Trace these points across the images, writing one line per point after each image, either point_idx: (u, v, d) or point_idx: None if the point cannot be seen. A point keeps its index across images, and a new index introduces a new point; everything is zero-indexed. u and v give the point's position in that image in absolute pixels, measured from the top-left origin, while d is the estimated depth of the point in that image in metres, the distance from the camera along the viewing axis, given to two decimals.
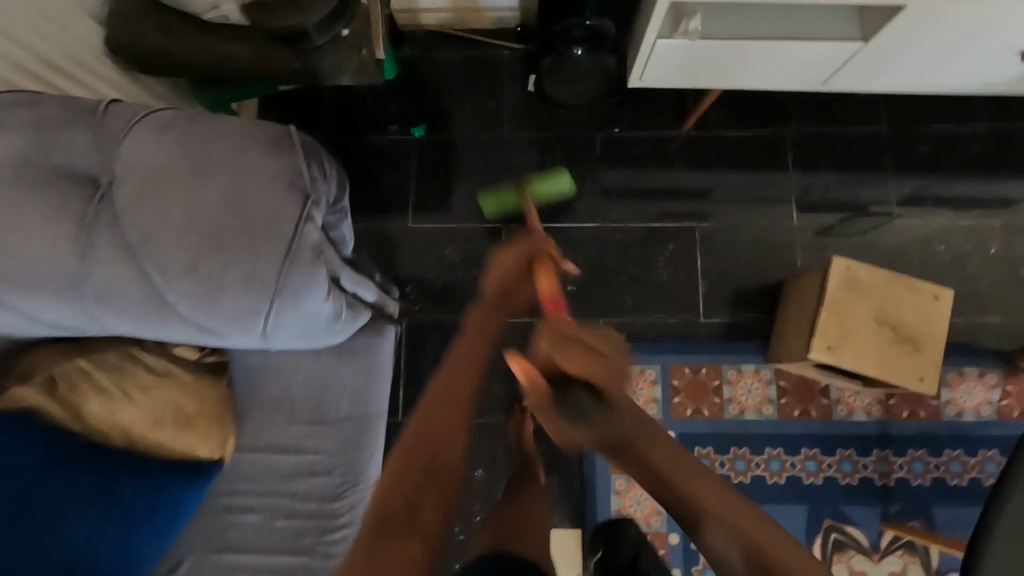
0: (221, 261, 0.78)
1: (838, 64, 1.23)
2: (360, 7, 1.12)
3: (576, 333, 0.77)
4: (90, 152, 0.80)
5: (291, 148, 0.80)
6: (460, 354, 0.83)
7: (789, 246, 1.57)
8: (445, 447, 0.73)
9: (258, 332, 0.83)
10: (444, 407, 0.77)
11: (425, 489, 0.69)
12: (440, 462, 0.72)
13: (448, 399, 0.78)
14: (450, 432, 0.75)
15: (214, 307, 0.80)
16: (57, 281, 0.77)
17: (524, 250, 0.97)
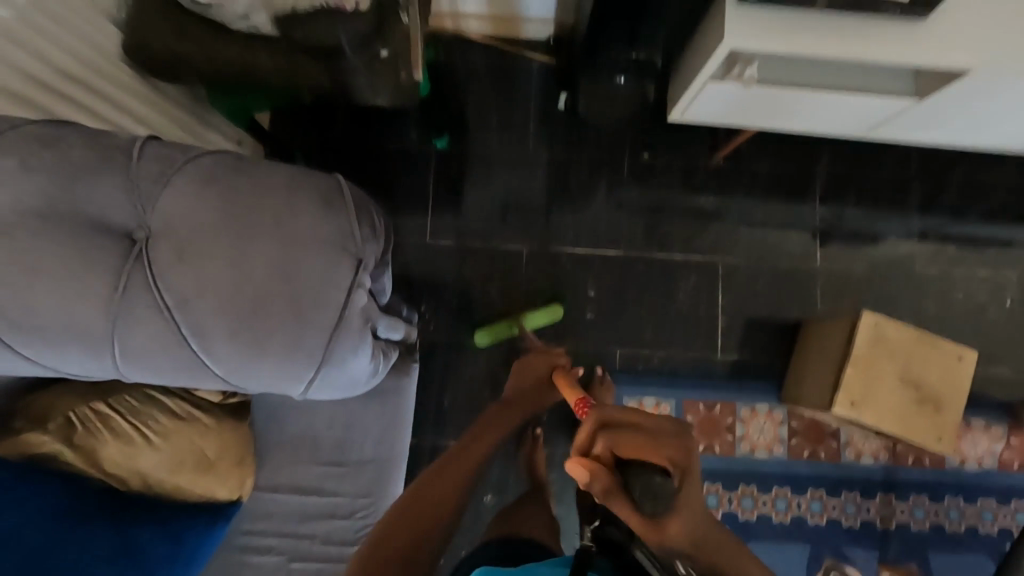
0: (267, 327, 0.75)
1: (887, 116, 1.20)
2: (400, 26, 1.04)
3: (629, 420, 0.78)
4: (122, 195, 0.75)
5: (344, 212, 0.78)
6: (494, 420, 1.07)
7: (811, 286, 1.57)
8: (426, 530, 0.83)
9: (297, 393, 0.82)
10: (428, 499, 0.87)
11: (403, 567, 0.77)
12: (419, 546, 0.80)
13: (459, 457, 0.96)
14: (430, 524, 0.83)
15: (256, 369, 0.78)
16: (88, 336, 0.73)
17: (543, 363, 1.22)
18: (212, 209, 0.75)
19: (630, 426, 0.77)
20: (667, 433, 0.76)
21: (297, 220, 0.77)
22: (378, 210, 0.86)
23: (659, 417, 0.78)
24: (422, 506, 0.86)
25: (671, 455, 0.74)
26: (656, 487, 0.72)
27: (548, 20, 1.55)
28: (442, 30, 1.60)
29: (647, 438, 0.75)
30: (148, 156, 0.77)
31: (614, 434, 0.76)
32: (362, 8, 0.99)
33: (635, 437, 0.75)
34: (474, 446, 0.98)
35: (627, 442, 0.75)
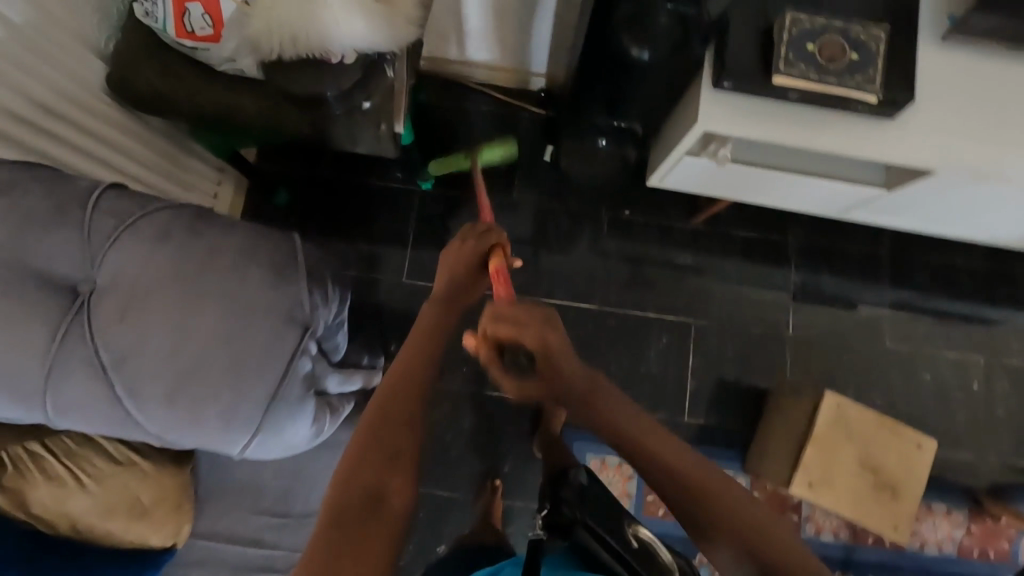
0: (203, 390, 0.74)
1: (856, 202, 1.23)
2: (385, 81, 1.06)
3: (514, 312, 0.68)
4: (74, 246, 0.74)
5: (295, 282, 0.76)
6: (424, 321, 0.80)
7: (781, 355, 1.57)
8: (387, 475, 0.67)
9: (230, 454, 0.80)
10: (375, 461, 0.67)
11: (368, 530, 0.63)
12: (372, 515, 0.64)
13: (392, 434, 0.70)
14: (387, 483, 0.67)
15: (190, 429, 0.76)
16: (20, 388, 0.71)
17: (469, 242, 0.84)
18: (161, 269, 0.74)
19: (513, 319, 0.68)
20: (542, 336, 0.69)
21: (243, 286, 0.76)
22: (337, 283, 0.83)
23: (543, 314, 0.70)
24: (373, 440, 0.69)
25: (535, 343, 0.69)
26: (521, 363, 0.74)
27: (542, 74, 1.58)
28: (438, 72, 1.61)
29: (537, 341, 0.69)
30: (104, 209, 0.75)
31: (497, 323, 0.68)
32: (348, 60, 1.01)
33: (508, 320, 0.68)
34: (404, 410, 0.71)
35: (505, 332, 0.68)
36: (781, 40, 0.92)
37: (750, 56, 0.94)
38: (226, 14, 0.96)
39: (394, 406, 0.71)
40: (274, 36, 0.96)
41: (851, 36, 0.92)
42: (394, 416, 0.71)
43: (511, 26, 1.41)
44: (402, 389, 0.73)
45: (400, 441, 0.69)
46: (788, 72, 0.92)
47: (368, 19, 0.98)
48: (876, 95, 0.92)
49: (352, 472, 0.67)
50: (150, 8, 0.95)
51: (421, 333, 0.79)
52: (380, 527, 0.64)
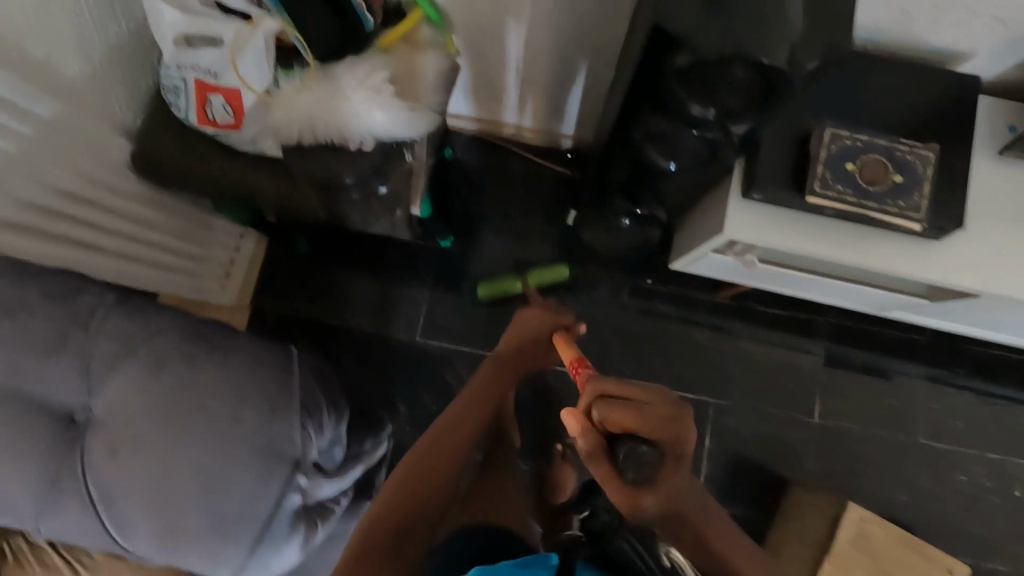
0: (182, 542, 0.65)
1: (892, 304, 1.15)
2: (404, 163, 1.05)
3: (623, 393, 0.72)
4: (68, 372, 0.67)
5: (289, 413, 0.70)
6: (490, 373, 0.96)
7: (804, 443, 1.49)
8: (445, 459, 0.85)
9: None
10: (436, 456, 0.85)
11: (418, 506, 0.80)
12: (426, 484, 0.82)
13: (444, 446, 0.86)
14: (442, 462, 0.84)
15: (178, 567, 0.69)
16: (10, 516, 0.65)
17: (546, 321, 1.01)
18: (153, 402, 0.66)
19: (627, 401, 0.71)
20: (664, 421, 0.69)
21: (234, 423, 0.68)
22: (332, 406, 0.77)
23: (670, 405, 0.72)
24: (443, 433, 0.87)
25: (657, 429, 0.69)
26: (637, 461, 0.68)
27: (569, 135, 1.53)
28: (488, 133, 1.58)
29: (657, 426, 0.69)
30: (106, 329, 0.69)
31: (612, 407, 0.70)
32: (366, 147, 0.99)
33: (628, 408, 0.70)
34: (455, 425, 0.89)
35: (623, 416, 0.70)
36: (818, 156, 0.86)
37: (784, 169, 0.88)
38: (247, 104, 0.95)
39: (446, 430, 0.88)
40: (293, 126, 0.95)
41: (895, 156, 0.86)
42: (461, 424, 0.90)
43: (539, 93, 1.37)
44: (473, 402, 0.92)
45: (461, 439, 0.88)
46: (823, 192, 0.86)
47: (386, 112, 0.95)
48: (919, 223, 0.85)
49: (421, 456, 0.85)
50: (175, 98, 0.96)
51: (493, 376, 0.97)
52: (425, 503, 0.81)
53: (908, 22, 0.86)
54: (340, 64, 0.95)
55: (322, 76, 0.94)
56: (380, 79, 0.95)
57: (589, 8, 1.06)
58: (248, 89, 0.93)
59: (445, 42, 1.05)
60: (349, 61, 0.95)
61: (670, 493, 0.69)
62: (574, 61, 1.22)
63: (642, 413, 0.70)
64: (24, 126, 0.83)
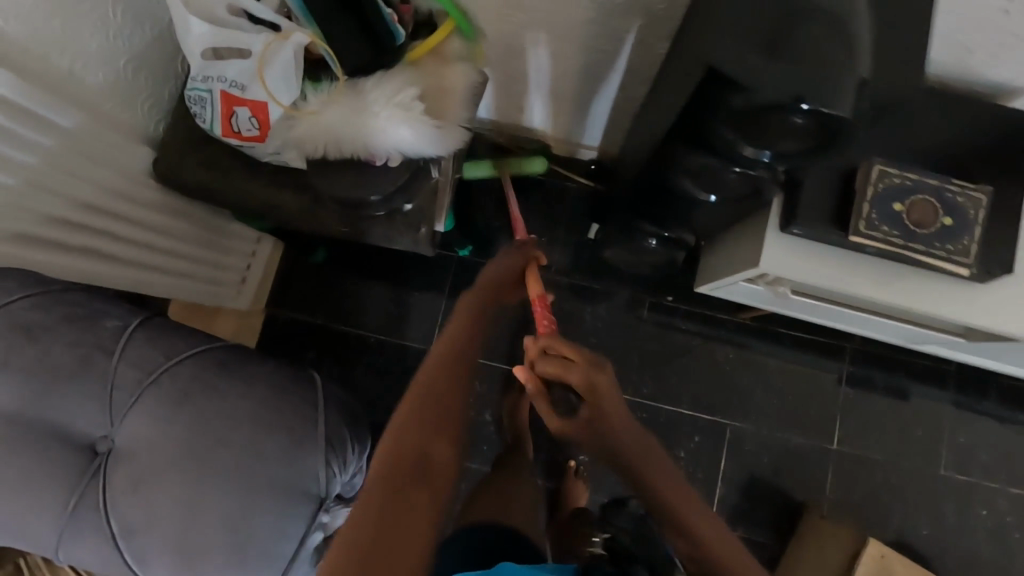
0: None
1: (924, 339, 1.13)
2: (430, 182, 1.02)
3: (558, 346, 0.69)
4: (91, 400, 0.65)
5: (315, 451, 0.69)
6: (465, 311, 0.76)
7: (822, 470, 1.46)
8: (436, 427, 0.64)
9: None
10: (423, 416, 0.65)
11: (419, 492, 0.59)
12: (423, 459, 0.62)
13: (429, 406, 0.65)
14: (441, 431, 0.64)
15: None
16: (28, 545, 0.64)
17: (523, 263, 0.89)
18: (177, 435, 0.65)
19: (559, 357, 0.69)
20: (588, 377, 0.67)
21: (260, 461, 0.67)
22: (356, 437, 0.75)
23: (596, 363, 0.67)
24: (429, 396, 0.66)
25: (581, 383, 0.67)
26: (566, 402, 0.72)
27: (593, 147, 1.50)
28: (502, 134, 1.50)
29: (579, 381, 0.67)
30: (129, 355, 0.68)
31: (544, 359, 0.70)
32: (393, 163, 0.96)
33: (556, 358, 0.69)
34: (440, 379, 0.68)
35: (551, 367, 0.69)
36: (865, 195, 0.83)
37: (828, 206, 0.85)
38: (274, 117, 0.92)
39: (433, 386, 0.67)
40: (319, 141, 0.92)
41: (946, 197, 0.83)
42: (446, 381, 0.68)
43: (567, 106, 1.33)
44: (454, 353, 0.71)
45: (450, 401, 0.67)
46: (868, 232, 0.83)
47: (415, 130, 0.92)
48: (969, 268, 0.83)
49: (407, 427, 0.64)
50: (200, 108, 0.93)
51: (472, 310, 0.76)
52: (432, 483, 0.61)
53: (965, 56, 0.82)
54: (369, 78, 0.92)
55: (349, 91, 0.91)
56: (410, 96, 0.92)
57: (626, 27, 1.02)
58: (275, 103, 0.90)
59: (474, 54, 1.04)
60: (378, 76, 0.92)
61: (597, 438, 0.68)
62: (605, 77, 1.18)
63: (567, 366, 0.68)
64: (44, 138, 0.81)
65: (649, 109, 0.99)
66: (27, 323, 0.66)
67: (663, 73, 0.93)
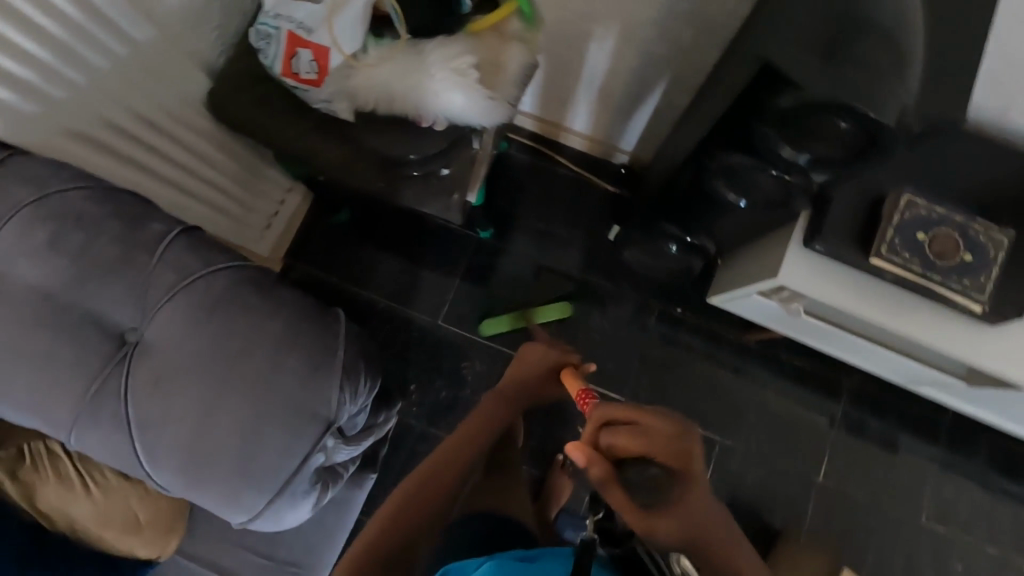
0: (207, 476, 0.67)
1: (923, 378, 1.16)
2: (468, 151, 1.05)
3: (630, 414, 0.66)
4: (128, 291, 0.69)
5: (330, 376, 0.71)
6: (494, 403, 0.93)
7: (804, 499, 1.47)
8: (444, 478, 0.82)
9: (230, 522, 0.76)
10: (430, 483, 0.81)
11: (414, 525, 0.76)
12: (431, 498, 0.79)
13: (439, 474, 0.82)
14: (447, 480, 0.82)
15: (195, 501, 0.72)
16: (46, 420, 0.68)
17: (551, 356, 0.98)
18: (203, 337, 0.68)
19: (627, 424, 0.65)
20: (673, 442, 0.62)
21: (276, 378, 0.69)
22: (369, 374, 0.78)
23: (679, 431, 0.62)
24: (448, 453, 0.85)
25: (665, 449, 0.62)
26: (644, 490, 0.60)
27: (626, 151, 1.51)
28: (542, 133, 1.56)
29: (662, 453, 0.62)
30: (168, 258, 0.71)
31: (613, 431, 0.65)
32: (438, 127, 0.99)
33: (631, 428, 0.64)
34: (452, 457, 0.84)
35: (626, 438, 0.64)
36: (890, 220, 0.86)
37: (852, 228, 0.88)
38: (333, 64, 0.96)
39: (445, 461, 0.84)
40: (371, 95, 0.97)
41: (968, 233, 0.86)
42: (451, 458, 0.84)
43: (609, 106, 1.35)
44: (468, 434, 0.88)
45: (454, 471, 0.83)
46: (888, 256, 0.86)
47: (465, 96, 0.95)
48: (981, 305, 0.86)
49: (426, 474, 0.82)
50: (265, 45, 0.97)
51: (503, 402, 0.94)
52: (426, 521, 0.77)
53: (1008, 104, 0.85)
54: (430, 41, 0.96)
55: (409, 48, 0.95)
56: (467, 62, 0.95)
57: (682, 31, 1.05)
58: (338, 50, 0.94)
59: (529, 38, 1.04)
60: (438, 40, 0.96)
61: (689, 522, 0.57)
62: (653, 81, 1.21)
63: (648, 432, 0.63)
64: (117, 46, 0.85)
65: (690, 115, 1.02)
66: (81, 211, 0.70)
67: (709, 81, 0.97)
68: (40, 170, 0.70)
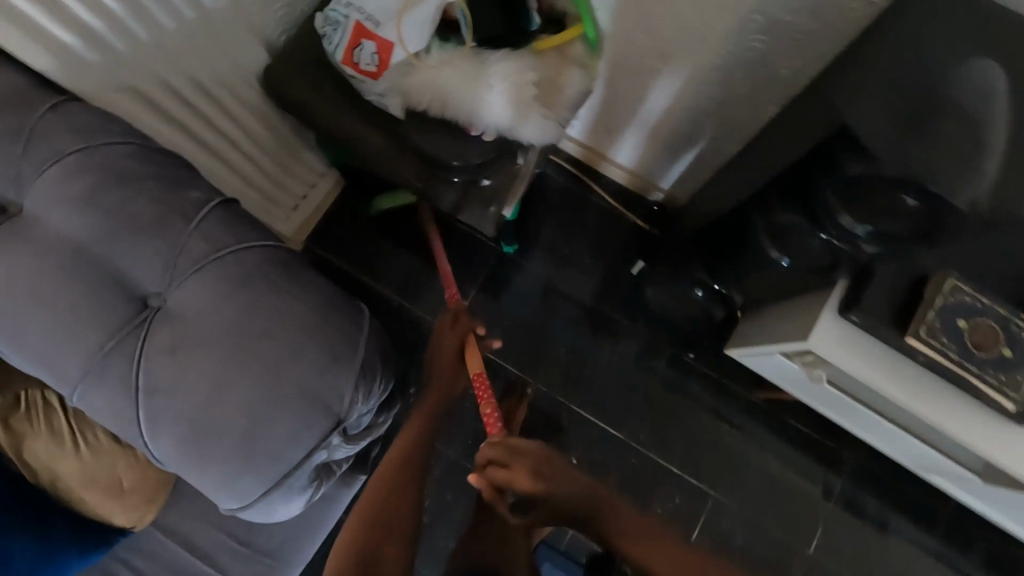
0: (206, 456, 0.66)
1: (933, 465, 1.13)
2: (512, 165, 1.06)
3: (506, 452, 0.77)
4: (158, 254, 0.67)
5: (348, 371, 0.69)
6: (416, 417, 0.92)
7: (792, 568, 1.43)
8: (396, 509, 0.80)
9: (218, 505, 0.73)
10: (377, 501, 0.80)
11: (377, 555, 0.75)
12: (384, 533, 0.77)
13: (383, 490, 0.81)
14: (397, 512, 0.80)
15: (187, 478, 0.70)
16: (54, 372, 0.66)
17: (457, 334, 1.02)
18: (226, 312, 0.67)
19: (504, 464, 0.77)
20: (546, 463, 0.77)
21: (293, 366, 0.67)
22: (384, 374, 0.76)
23: (549, 453, 0.79)
24: (384, 491, 0.81)
25: (532, 481, 0.75)
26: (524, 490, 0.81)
27: (663, 189, 1.50)
28: (584, 160, 1.55)
29: (534, 481, 0.75)
30: (204, 228, 0.70)
31: (494, 469, 0.77)
32: (487, 137, 0.98)
33: (507, 464, 0.77)
34: (394, 472, 0.83)
35: (502, 475, 0.76)
36: (932, 302, 0.83)
37: (891, 304, 0.86)
38: (394, 60, 0.94)
39: (384, 483, 0.82)
40: (427, 95, 0.95)
41: (1011, 327, 0.83)
42: (392, 484, 0.82)
43: (656, 142, 1.34)
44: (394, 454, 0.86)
45: (399, 494, 0.81)
46: (924, 338, 0.84)
47: (519, 112, 0.94)
48: (1012, 403, 0.84)
49: (373, 504, 0.80)
50: (331, 31, 0.96)
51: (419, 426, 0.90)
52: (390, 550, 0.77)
53: None
54: (494, 52, 0.94)
55: (473, 56, 0.94)
56: (528, 79, 0.94)
57: (743, 81, 1.06)
58: (401, 47, 0.93)
59: (590, 65, 1.03)
60: (504, 52, 0.94)
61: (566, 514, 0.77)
62: (704, 125, 1.21)
63: (523, 468, 0.76)
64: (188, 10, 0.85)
65: (738, 164, 1.01)
66: (126, 168, 0.69)
67: (762, 137, 0.97)
68: (94, 120, 0.69)
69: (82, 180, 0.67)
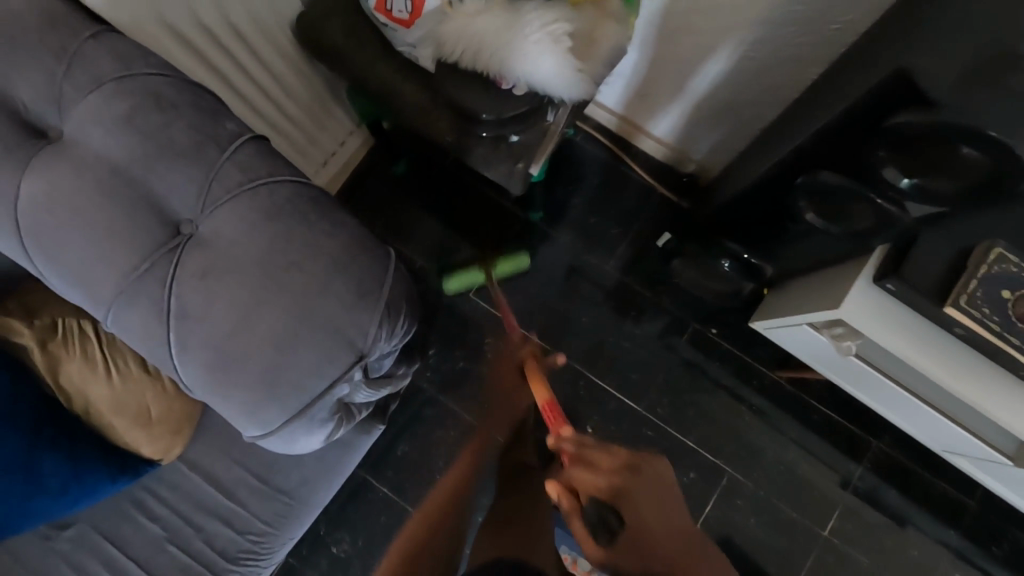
0: (231, 381, 0.67)
1: (966, 452, 1.08)
2: (543, 121, 1.02)
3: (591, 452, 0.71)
4: (193, 184, 0.69)
5: (374, 309, 0.70)
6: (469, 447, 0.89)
7: (805, 549, 1.42)
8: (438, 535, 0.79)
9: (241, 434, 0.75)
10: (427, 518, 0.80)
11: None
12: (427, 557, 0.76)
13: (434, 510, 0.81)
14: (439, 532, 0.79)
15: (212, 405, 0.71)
16: (92, 294, 0.69)
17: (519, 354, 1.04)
18: (257, 242, 0.68)
19: (592, 463, 0.70)
20: (640, 479, 0.66)
21: (318, 298, 0.68)
22: (409, 316, 0.77)
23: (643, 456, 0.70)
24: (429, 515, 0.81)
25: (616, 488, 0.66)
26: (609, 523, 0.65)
27: (696, 160, 1.46)
28: (619, 133, 1.52)
29: (618, 475, 0.67)
30: (236, 160, 0.70)
31: (576, 468, 0.70)
32: (518, 91, 0.96)
33: (593, 461, 0.70)
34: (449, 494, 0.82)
35: (582, 473, 0.69)
36: (975, 271, 0.80)
37: (932, 274, 0.82)
38: (428, 8, 0.94)
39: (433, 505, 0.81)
40: (459, 45, 0.92)
41: None
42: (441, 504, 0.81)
43: (693, 109, 1.31)
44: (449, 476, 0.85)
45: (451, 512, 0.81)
46: (966, 308, 0.80)
47: (556, 63, 0.91)
48: None
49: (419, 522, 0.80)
50: None
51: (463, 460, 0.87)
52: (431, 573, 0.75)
53: None
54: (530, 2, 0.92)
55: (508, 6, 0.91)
56: (562, 30, 0.91)
57: (789, 41, 1.02)
58: None
59: (627, 20, 1.00)
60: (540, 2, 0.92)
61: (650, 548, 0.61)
62: (744, 88, 1.17)
63: (618, 470, 0.68)
64: None
65: (780, 123, 0.98)
66: (164, 98, 0.69)
67: (806, 96, 0.94)
68: (134, 50, 0.70)
69: (118, 108, 0.68)
